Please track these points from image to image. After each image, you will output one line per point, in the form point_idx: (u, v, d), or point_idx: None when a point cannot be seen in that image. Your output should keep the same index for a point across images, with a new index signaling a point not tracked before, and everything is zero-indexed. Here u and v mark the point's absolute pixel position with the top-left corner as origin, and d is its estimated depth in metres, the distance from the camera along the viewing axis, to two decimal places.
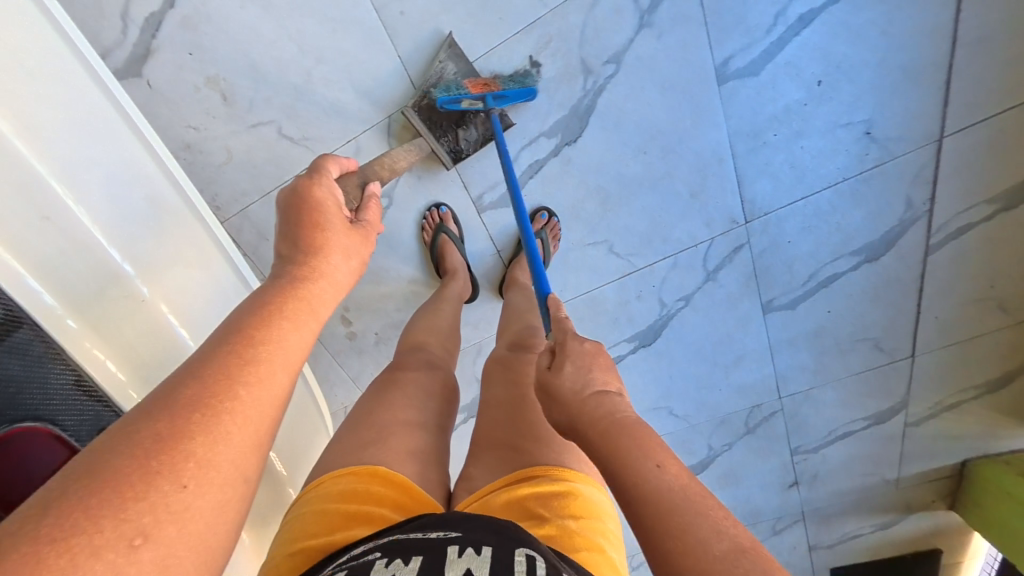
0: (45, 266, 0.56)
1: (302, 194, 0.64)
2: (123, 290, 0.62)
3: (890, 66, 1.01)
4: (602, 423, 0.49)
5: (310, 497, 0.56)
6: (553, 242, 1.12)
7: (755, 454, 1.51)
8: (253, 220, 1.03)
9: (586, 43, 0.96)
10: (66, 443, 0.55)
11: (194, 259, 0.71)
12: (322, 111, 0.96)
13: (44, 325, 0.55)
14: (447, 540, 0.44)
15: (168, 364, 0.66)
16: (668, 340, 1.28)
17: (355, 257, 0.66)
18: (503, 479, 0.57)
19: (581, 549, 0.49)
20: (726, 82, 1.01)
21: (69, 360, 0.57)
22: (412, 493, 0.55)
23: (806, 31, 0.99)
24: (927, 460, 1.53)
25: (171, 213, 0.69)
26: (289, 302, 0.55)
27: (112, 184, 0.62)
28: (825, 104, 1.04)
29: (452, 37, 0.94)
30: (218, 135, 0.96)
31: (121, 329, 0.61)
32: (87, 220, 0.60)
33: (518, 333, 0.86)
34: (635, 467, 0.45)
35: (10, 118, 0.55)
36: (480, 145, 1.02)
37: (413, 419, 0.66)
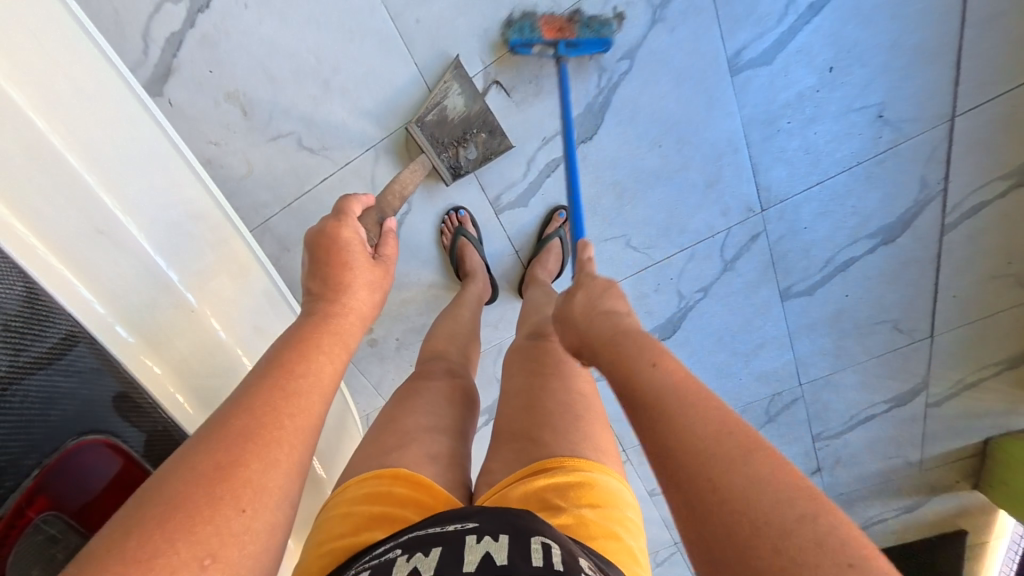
0: (95, 276, 0.59)
1: (327, 236, 0.64)
2: (170, 298, 0.66)
3: (902, 48, 1.01)
4: (610, 332, 0.56)
5: (335, 502, 0.56)
6: (571, 240, 1.12)
7: (777, 442, 1.51)
8: (274, 233, 1.04)
9: (599, 39, 0.97)
10: (122, 451, 0.58)
11: (235, 271, 0.76)
12: (337, 120, 0.97)
13: (101, 339, 0.58)
14: (465, 531, 0.44)
15: (213, 372, 0.69)
16: (686, 331, 1.29)
17: (379, 290, 0.66)
18: (519, 472, 0.55)
19: (598, 537, 0.49)
20: (740, 72, 1.01)
21: (123, 373, 0.59)
22: (431, 490, 0.55)
23: (818, 18, 0.99)
24: (950, 439, 1.52)
25: (211, 226, 0.74)
26: (323, 335, 0.55)
27: (158, 199, 0.67)
28: (838, 89, 1.04)
29: (459, 60, 0.95)
30: (238, 149, 0.97)
31: (172, 341, 0.65)
32: (137, 232, 0.64)
33: (536, 324, 0.86)
34: (636, 365, 0.49)
35: (67, 139, 0.59)
36: (479, 163, 1.02)
37: (435, 422, 0.66)
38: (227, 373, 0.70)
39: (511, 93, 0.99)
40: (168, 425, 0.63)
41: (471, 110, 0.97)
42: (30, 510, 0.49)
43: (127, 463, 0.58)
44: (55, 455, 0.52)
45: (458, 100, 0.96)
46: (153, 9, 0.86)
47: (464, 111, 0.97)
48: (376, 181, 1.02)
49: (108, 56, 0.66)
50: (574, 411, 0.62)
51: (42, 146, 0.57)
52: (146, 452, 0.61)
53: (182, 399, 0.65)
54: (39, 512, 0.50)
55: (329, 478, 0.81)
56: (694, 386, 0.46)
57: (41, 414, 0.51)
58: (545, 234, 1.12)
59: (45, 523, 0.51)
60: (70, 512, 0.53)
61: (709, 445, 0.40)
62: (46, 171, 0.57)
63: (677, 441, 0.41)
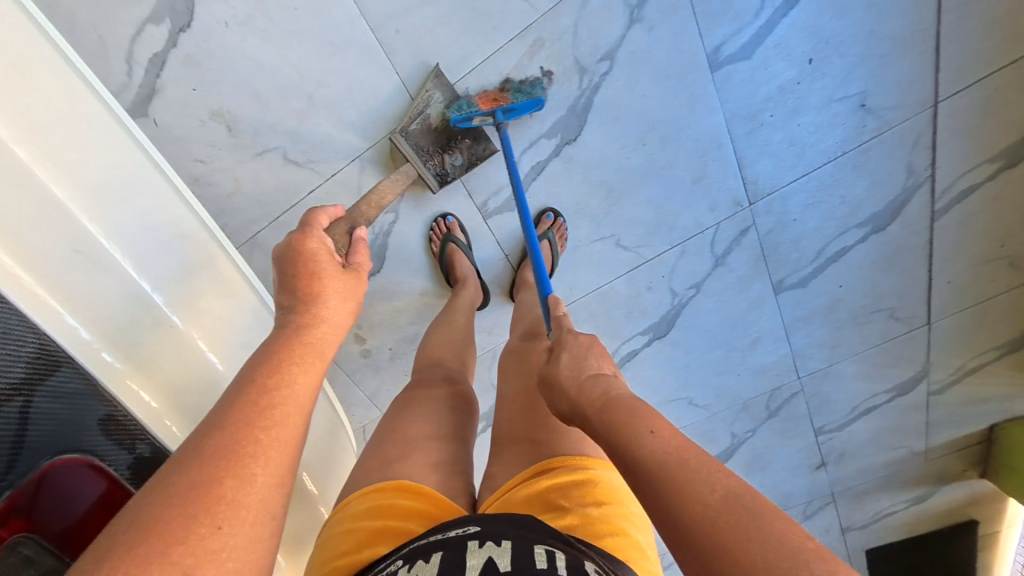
0: (79, 299, 0.59)
1: (294, 248, 0.64)
2: (154, 321, 0.66)
3: (879, 37, 1.02)
4: (596, 399, 0.52)
5: (338, 517, 0.56)
6: (560, 242, 1.13)
7: (779, 437, 1.51)
8: (263, 247, 1.04)
9: (579, 42, 0.98)
10: (104, 474, 0.58)
11: (223, 289, 0.76)
12: (324, 132, 0.97)
13: (83, 363, 0.58)
14: (466, 536, 0.44)
15: (198, 394, 0.69)
16: (681, 329, 1.28)
17: (352, 297, 0.66)
18: (522, 474, 0.55)
19: (606, 534, 0.49)
20: (720, 68, 1.02)
21: (108, 396, 0.59)
22: (436, 502, 0.55)
23: (794, 12, 1.00)
24: (953, 426, 1.53)
25: (198, 246, 0.74)
26: (298, 347, 0.56)
27: (143, 221, 0.68)
28: (817, 81, 1.05)
29: (439, 68, 0.96)
30: (225, 166, 0.97)
31: (158, 363, 0.65)
32: (118, 253, 0.64)
33: (527, 328, 0.87)
34: (636, 446, 0.46)
35: (46, 163, 0.60)
36: (465, 169, 1.03)
37: (435, 431, 0.65)
38: (210, 392, 0.70)
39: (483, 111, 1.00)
40: (153, 445, 0.63)
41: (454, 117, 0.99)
42: (2, 531, 0.50)
43: (110, 484, 0.58)
44: (30, 476, 0.52)
45: (440, 108, 0.97)
46: (136, 31, 0.87)
47: (448, 118, 0.99)
48: (362, 191, 1.02)
49: (87, 81, 0.66)
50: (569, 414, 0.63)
51: (21, 171, 0.57)
52: (131, 473, 0.61)
53: (166, 421, 0.65)
54: (13, 532, 0.50)
55: (318, 491, 0.79)
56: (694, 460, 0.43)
57: (18, 436, 0.51)
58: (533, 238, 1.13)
59: (19, 544, 0.51)
60: (46, 535, 0.53)
61: (700, 496, 0.40)
62: (27, 198, 0.57)
63: (675, 509, 0.41)
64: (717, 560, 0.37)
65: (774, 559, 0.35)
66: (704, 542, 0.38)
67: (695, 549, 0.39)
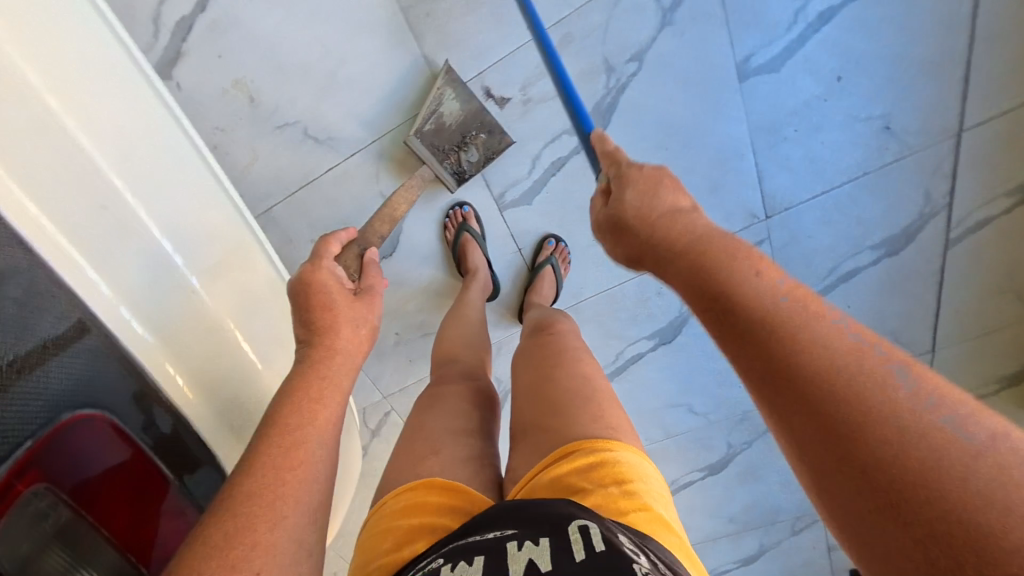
0: (100, 253, 0.60)
1: (305, 282, 0.64)
2: (176, 283, 0.67)
3: (907, 61, 1.01)
4: (682, 242, 0.51)
5: (374, 517, 0.56)
6: (562, 265, 1.13)
7: (774, 451, 1.52)
8: (276, 222, 1.03)
9: (609, 40, 0.97)
10: (128, 440, 0.60)
11: (243, 259, 0.77)
12: (345, 110, 0.97)
13: (102, 319, 0.59)
14: (503, 537, 0.43)
15: (214, 360, 0.69)
16: (686, 336, 1.28)
17: (365, 323, 0.65)
18: (540, 463, 0.55)
19: (630, 511, 0.49)
20: (746, 78, 1.01)
21: (127, 355, 0.60)
22: (462, 495, 0.55)
23: (826, 28, 0.99)
24: None
25: (220, 214, 0.76)
26: (314, 383, 0.56)
27: (170, 185, 0.69)
28: (843, 99, 1.04)
29: (449, 64, 0.94)
30: (243, 137, 0.97)
31: (178, 326, 0.65)
32: (144, 214, 0.65)
33: (540, 317, 0.86)
34: (738, 283, 0.44)
35: (77, 117, 0.60)
36: (482, 165, 1.00)
37: (460, 427, 0.66)
38: (227, 360, 0.70)
39: (501, 104, 0.99)
40: (168, 408, 0.64)
41: (468, 112, 0.96)
42: (20, 482, 0.49)
43: (136, 451, 0.60)
44: (51, 427, 0.53)
45: (453, 105, 0.95)
46: None
47: (461, 115, 0.96)
48: (379, 173, 1.02)
49: (131, 55, 0.69)
50: (591, 393, 0.62)
51: (52, 124, 0.58)
52: (153, 444, 0.62)
53: (180, 383, 0.65)
54: (30, 484, 0.50)
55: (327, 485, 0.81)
56: (808, 301, 0.42)
57: (40, 388, 0.53)
58: (538, 261, 1.13)
59: (37, 494, 0.51)
60: (63, 488, 0.54)
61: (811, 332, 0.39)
62: (54, 148, 0.58)
63: (782, 342, 0.39)
64: (830, 391, 0.36)
65: (889, 392, 0.35)
66: (805, 363, 0.38)
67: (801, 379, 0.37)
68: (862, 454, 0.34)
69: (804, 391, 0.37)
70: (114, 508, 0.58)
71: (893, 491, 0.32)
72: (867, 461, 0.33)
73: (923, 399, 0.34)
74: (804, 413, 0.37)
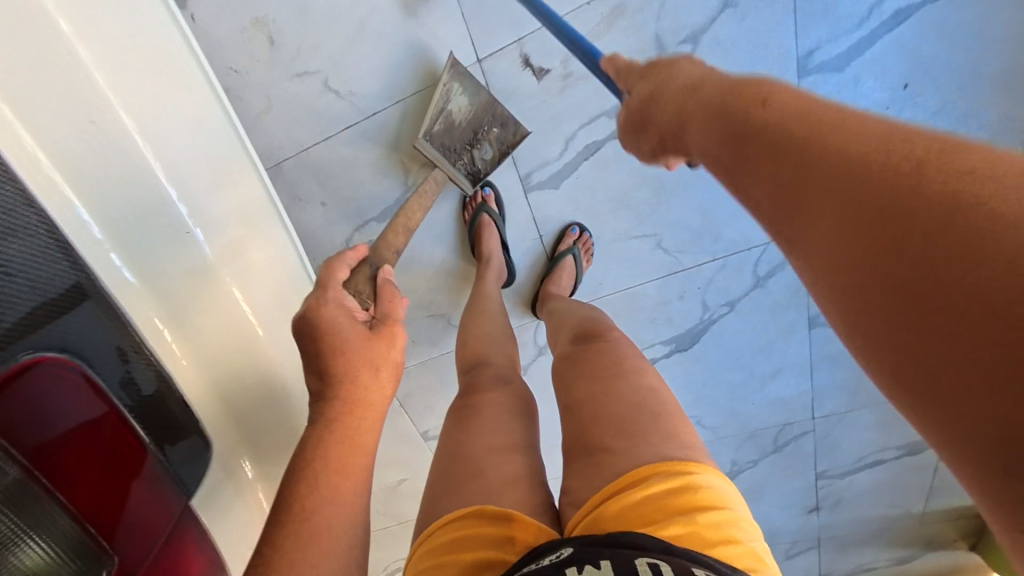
0: (89, 184, 0.57)
1: (312, 319, 0.63)
2: (180, 237, 0.65)
3: (985, 73, 0.91)
4: (692, 94, 0.50)
5: (428, 548, 0.54)
6: (584, 256, 1.07)
7: (779, 473, 1.46)
8: (285, 177, 0.97)
9: (662, 17, 0.89)
10: (104, 397, 0.56)
11: (255, 225, 0.77)
12: (371, 66, 0.90)
13: (89, 263, 0.56)
14: (562, 562, 0.45)
15: (213, 325, 0.67)
16: (704, 345, 1.22)
17: (382, 364, 0.66)
18: (607, 487, 0.52)
19: (715, 542, 0.48)
20: (806, 75, 0.92)
21: (115, 305, 0.58)
22: (522, 525, 0.53)
23: (900, 28, 0.89)
24: (955, 495, 1.49)
25: (236, 176, 0.75)
26: (337, 450, 0.59)
27: (186, 137, 0.68)
28: (908, 110, 0.94)
29: (452, 57, 0.87)
30: (259, 82, 0.90)
31: (174, 281, 0.63)
32: (153, 160, 0.63)
33: (579, 326, 0.82)
34: (753, 105, 0.42)
35: (93, 50, 0.58)
36: (496, 160, 0.95)
37: (504, 442, 0.64)
38: (226, 326, 0.69)
39: (539, 76, 0.92)
40: (152, 368, 0.60)
41: (478, 105, 0.90)
42: None
43: (110, 410, 0.57)
44: (9, 368, 0.49)
45: (462, 101, 0.90)
46: None
47: (470, 111, 0.91)
48: (400, 139, 0.95)
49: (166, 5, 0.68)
50: (647, 410, 0.60)
51: (63, 52, 0.56)
52: (133, 405, 0.59)
53: (166, 338, 0.63)
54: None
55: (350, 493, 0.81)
56: (827, 111, 0.38)
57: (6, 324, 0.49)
58: (557, 251, 1.07)
59: None
60: (23, 441, 0.50)
61: (823, 128, 0.36)
62: (58, 72, 0.55)
63: (795, 142, 0.37)
64: (847, 170, 0.33)
65: (908, 159, 0.31)
66: (813, 155, 0.35)
67: (816, 168, 0.35)
68: (869, 222, 0.31)
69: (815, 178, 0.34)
70: (80, 468, 0.54)
71: (897, 253, 0.29)
72: (886, 231, 0.30)
73: (953, 161, 0.30)
74: (843, 198, 0.32)
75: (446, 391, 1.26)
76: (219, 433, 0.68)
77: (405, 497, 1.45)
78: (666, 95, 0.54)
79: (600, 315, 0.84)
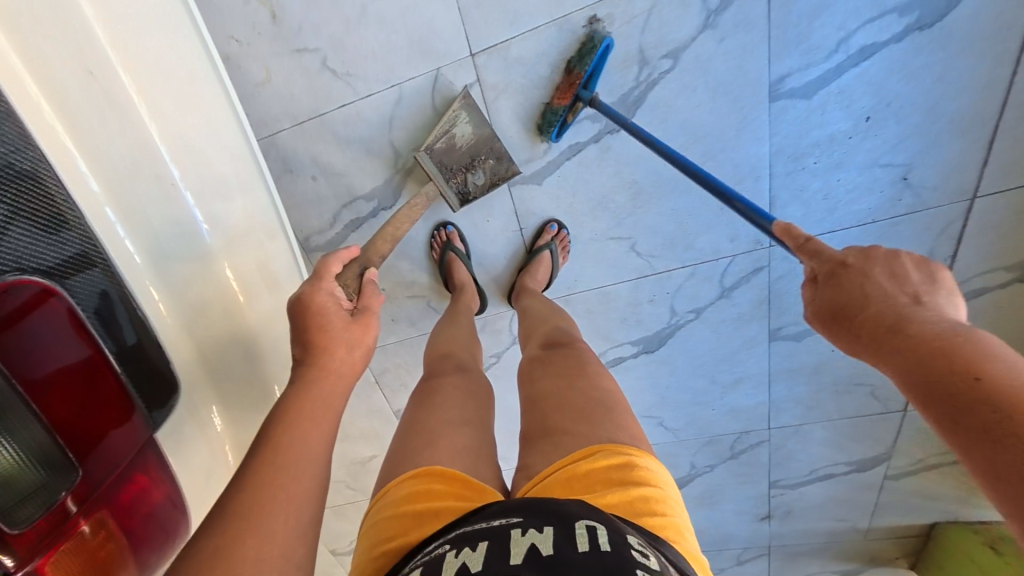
0: (86, 131, 0.59)
1: (304, 301, 0.69)
2: (168, 195, 0.66)
3: (939, 114, 0.99)
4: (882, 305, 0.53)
5: (378, 506, 0.56)
6: (561, 252, 1.13)
7: (734, 479, 1.53)
8: (279, 149, 1.01)
9: (649, 31, 0.95)
10: (89, 337, 0.57)
11: (244, 193, 0.78)
12: (369, 49, 0.94)
13: (84, 211, 0.58)
14: (509, 524, 0.45)
15: (195, 284, 0.67)
16: (671, 349, 1.28)
17: (358, 346, 0.70)
18: (560, 461, 0.56)
19: (644, 515, 0.50)
20: (778, 99, 0.99)
21: (104, 253, 0.59)
22: (468, 483, 0.57)
23: (865, 63, 0.96)
24: (899, 514, 1.56)
25: (230, 145, 0.77)
26: (308, 403, 0.61)
27: (181, 102, 0.70)
28: (869, 140, 1.02)
29: (467, 90, 0.96)
30: (259, 54, 0.94)
31: (160, 236, 0.65)
32: (147, 119, 0.65)
33: (548, 336, 0.87)
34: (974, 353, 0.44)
35: (96, 7, 0.60)
36: (487, 188, 1.02)
37: (459, 418, 0.68)
38: (207, 287, 0.68)
39: (528, 74, 0.97)
40: (137, 316, 0.62)
41: (480, 136, 0.98)
42: None
43: (95, 352, 0.57)
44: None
45: (466, 128, 0.97)
46: None
47: (472, 138, 0.98)
48: (393, 122, 0.99)
49: None
50: (604, 404, 0.64)
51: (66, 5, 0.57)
52: (117, 350, 0.59)
53: (149, 287, 0.63)
54: None
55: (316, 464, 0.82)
56: None
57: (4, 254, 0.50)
58: (536, 245, 1.12)
59: None
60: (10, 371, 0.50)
61: None
62: (61, 25, 0.57)
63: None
64: None
65: None
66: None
67: None
68: None
69: None
70: (53, 401, 0.54)
71: None
72: None
73: None
74: None
75: (420, 371, 1.29)
76: (194, 384, 0.67)
77: (372, 473, 1.49)
78: (869, 316, 0.54)
79: (567, 327, 0.90)
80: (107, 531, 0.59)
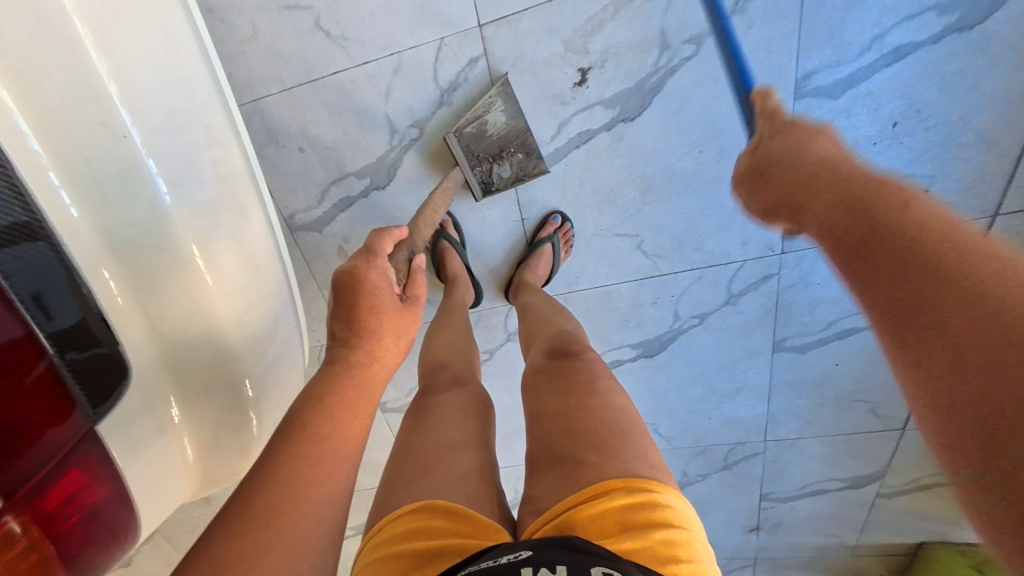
0: (16, 63, 0.46)
1: (358, 278, 0.64)
2: (120, 154, 0.53)
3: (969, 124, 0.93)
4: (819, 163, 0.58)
5: (373, 545, 0.51)
6: (564, 247, 1.07)
7: (725, 490, 1.49)
8: (266, 116, 0.94)
9: (672, 12, 0.87)
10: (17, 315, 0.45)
11: (218, 154, 0.64)
12: (365, 13, 0.86)
13: (19, 169, 0.47)
14: (518, 564, 0.41)
15: (156, 261, 0.56)
16: (671, 354, 1.23)
17: (404, 336, 0.68)
18: (571, 496, 0.51)
19: (667, 561, 0.46)
20: (802, 98, 0.93)
21: (43, 221, 0.48)
22: (472, 519, 0.51)
23: (899, 63, 0.89)
24: (887, 533, 1.54)
25: (203, 92, 0.63)
26: (350, 393, 0.59)
27: (139, 33, 0.55)
28: (891, 148, 0.96)
29: (507, 77, 0.91)
30: (244, 8, 0.86)
31: (113, 204, 0.53)
32: (97, 56, 0.51)
33: (553, 341, 0.81)
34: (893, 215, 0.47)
35: None
36: (511, 182, 1.01)
37: (458, 439, 0.63)
38: (170, 265, 0.57)
39: (535, 54, 0.90)
40: (84, 299, 0.50)
41: (513, 128, 0.95)
42: None
43: (26, 334, 0.45)
44: None
45: (501, 117, 0.94)
46: None
47: (504, 128, 0.95)
48: (390, 96, 0.92)
49: None
50: (620, 427, 0.59)
51: None
52: (53, 334, 0.47)
53: (98, 263, 0.52)
54: None
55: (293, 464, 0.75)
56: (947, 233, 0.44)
57: None
58: (537, 238, 1.06)
59: None
60: None
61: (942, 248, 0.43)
62: None
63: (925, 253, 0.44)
64: (966, 308, 0.39)
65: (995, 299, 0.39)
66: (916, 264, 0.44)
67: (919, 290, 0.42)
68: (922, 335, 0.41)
69: (934, 308, 0.41)
70: None
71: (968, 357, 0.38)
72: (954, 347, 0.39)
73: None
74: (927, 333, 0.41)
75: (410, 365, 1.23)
76: (151, 375, 0.56)
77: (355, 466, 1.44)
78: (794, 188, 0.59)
79: (572, 331, 0.85)
80: (29, 540, 0.46)
